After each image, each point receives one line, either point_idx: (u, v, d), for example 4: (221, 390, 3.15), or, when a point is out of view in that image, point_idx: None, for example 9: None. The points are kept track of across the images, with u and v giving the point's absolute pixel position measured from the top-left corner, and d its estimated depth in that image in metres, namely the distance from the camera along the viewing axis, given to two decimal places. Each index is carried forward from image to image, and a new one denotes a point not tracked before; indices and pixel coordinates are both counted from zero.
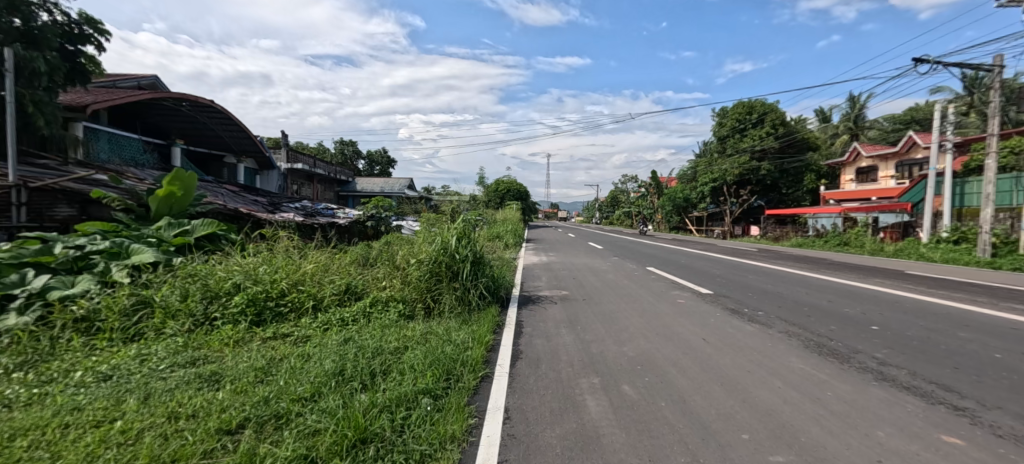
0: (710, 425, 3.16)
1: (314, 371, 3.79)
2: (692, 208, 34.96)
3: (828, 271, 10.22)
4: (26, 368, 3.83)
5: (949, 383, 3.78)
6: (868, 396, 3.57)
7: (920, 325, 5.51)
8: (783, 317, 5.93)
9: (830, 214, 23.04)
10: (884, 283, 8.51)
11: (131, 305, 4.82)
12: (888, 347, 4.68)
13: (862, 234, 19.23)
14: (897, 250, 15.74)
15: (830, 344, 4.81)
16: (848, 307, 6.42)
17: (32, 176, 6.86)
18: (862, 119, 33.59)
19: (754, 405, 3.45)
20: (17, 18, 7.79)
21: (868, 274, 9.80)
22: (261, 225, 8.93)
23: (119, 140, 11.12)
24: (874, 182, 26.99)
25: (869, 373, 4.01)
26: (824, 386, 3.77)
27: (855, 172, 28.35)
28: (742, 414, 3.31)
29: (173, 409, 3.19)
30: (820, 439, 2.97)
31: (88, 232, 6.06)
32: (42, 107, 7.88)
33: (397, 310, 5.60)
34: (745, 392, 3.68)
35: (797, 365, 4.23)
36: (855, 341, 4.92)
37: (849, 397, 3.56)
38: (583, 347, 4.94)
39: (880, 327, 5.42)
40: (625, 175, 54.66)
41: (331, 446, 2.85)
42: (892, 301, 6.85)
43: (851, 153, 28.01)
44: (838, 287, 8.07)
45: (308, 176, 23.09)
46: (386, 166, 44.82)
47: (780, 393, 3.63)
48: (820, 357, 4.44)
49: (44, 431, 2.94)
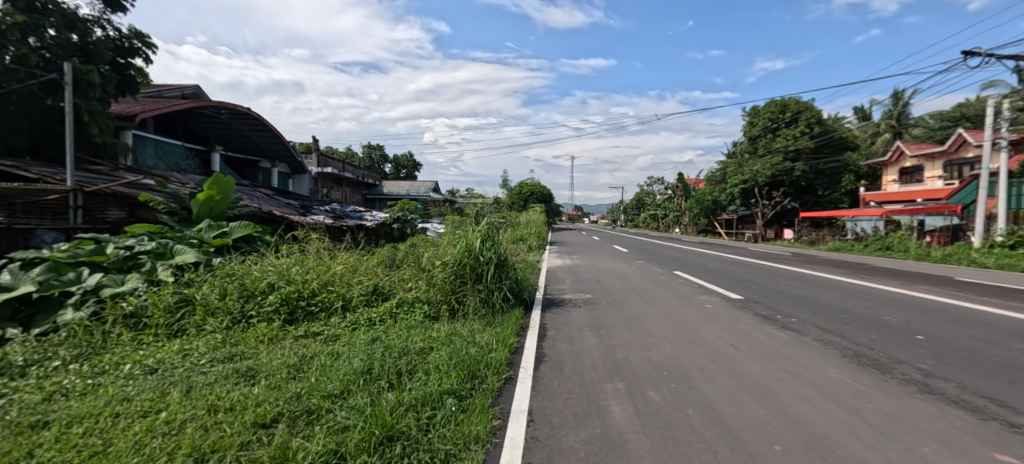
0: (740, 435, 3.16)
1: (342, 369, 3.96)
2: (721, 211, 34.39)
3: (869, 277, 9.90)
4: (82, 360, 4.11)
5: (1003, 398, 3.67)
6: (912, 409, 3.50)
7: (970, 334, 5.35)
8: (818, 325, 5.83)
9: (871, 217, 22.26)
10: (929, 290, 8.21)
11: (174, 302, 5.08)
12: (934, 358, 4.58)
13: (906, 237, 18.51)
14: (945, 256, 15.07)
15: (870, 354, 4.72)
16: (889, 315, 6.28)
17: (87, 181, 7.27)
18: (905, 115, 32.63)
19: (786, 415, 3.44)
20: (74, 34, 8.34)
21: (913, 281, 9.44)
22: (293, 227, 9.29)
23: (164, 146, 11.66)
24: (919, 184, 25.86)
25: (914, 385, 3.93)
26: (862, 397, 3.72)
27: (898, 172, 27.29)
28: (773, 425, 3.30)
29: (212, 402, 3.40)
30: (857, 453, 2.94)
31: (136, 233, 6.40)
32: (96, 117, 8.32)
33: (423, 311, 5.76)
34: (777, 402, 3.67)
35: (834, 375, 4.17)
36: (898, 350, 4.82)
37: (890, 410, 3.50)
38: (607, 351, 5.00)
39: (926, 337, 5.28)
40: (650, 177, 54.08)
41: (359, 443, 2.98)
42: (938, 309, 6.65)
43: (894, 153, 26.96)
44: (878, 294, 7.81)
45: (338, 181, 23.78)
46: (412, 169, 45.76)
47: (814, 404, 3.60)
48: (858, 368, 4.37)
49: (97, 419, 3.16)
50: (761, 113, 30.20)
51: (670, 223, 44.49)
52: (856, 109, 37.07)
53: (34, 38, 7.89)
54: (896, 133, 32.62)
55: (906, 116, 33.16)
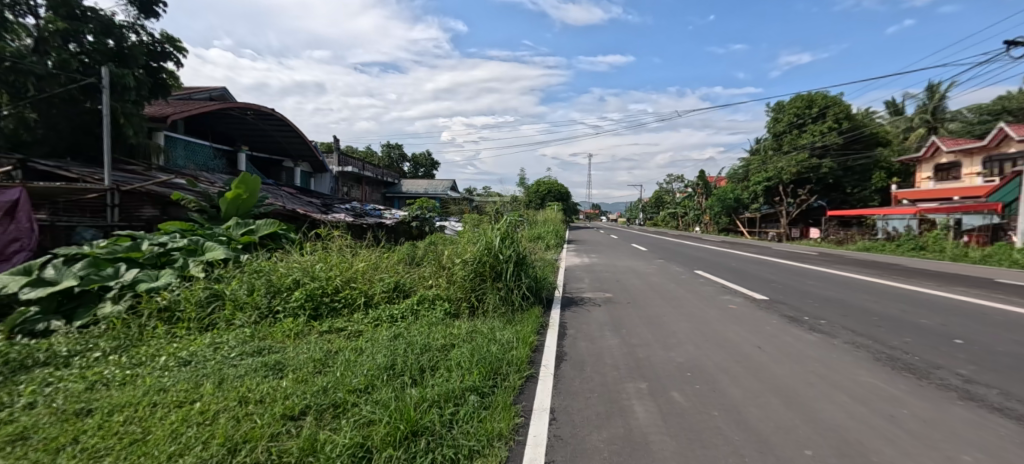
0: (769, 438, 3.14)
1: (366, 364, 4.04)
2: (743, 209, 33.85)
3: (901, 278, 9.66)
4: (120, 351, 4.27)
5: None
6: (950, 416, 3.42)
7: (1011, 339, 5.20)
8: (848, 327, 5.73)
9: (904, 215, 21.65)
10: (966, 292, 7.97)
11: (205, 297, 5.24)
12: (974, 364, 4.46)
13: (942, 237, 17.93)
14: (984, 257, 14.59)
15: (905, 358, 4.62)
16: (925, 318, 6.13)
17: (123, 180, 7.54)
18: (941, 109, 31.99)
19: (816, 419, 3.40)
20: (111, 40, 8.63)
21: (949, 283, 9.18)
22: (316, 225, 9.51)
23: (194, 146, 11.97)
24: (956, 181, 24.93)
25: (953, 391, 3.84)
26: (897, 403, 3.65)
27: (933, 170, 26.36)
28: (802, 428, 3.26)
29: (243, 394, 3.51)
30: (892, 459, 2.89)
31: (169, 230, 6.61)
32: (132, 119, 8.60)
33: (443, 308, 5.83)
34: (806, 405, 3.62)
35: (865, 379, 4.10)
36: (935, 355, 4.70)
37: (927, 416, 3.42)
38: (628, 350, 4.99)
39: (965, 341, 5.14)
40: (670, 175, 53.50)
41: (384, 437, 3.04)
42: (977, 312, 6.46)
43: (929, 149, 26.02)
44: (912, 296, 7.62)
45: (357, 179, 24.12)
46: (430, 168, 46.11)
47: (846, 409, 3.55)
48: (893, 372, 4.28)
49: (135, 408, 3.29)
50: (786, 108, 29.63)
51: (690, 222, 43.94)
52: (888, 103, 36.05)
53: (74, 44, 8.29)
54: (931, 127, 32.08)
55: (942, 110, 32.21)
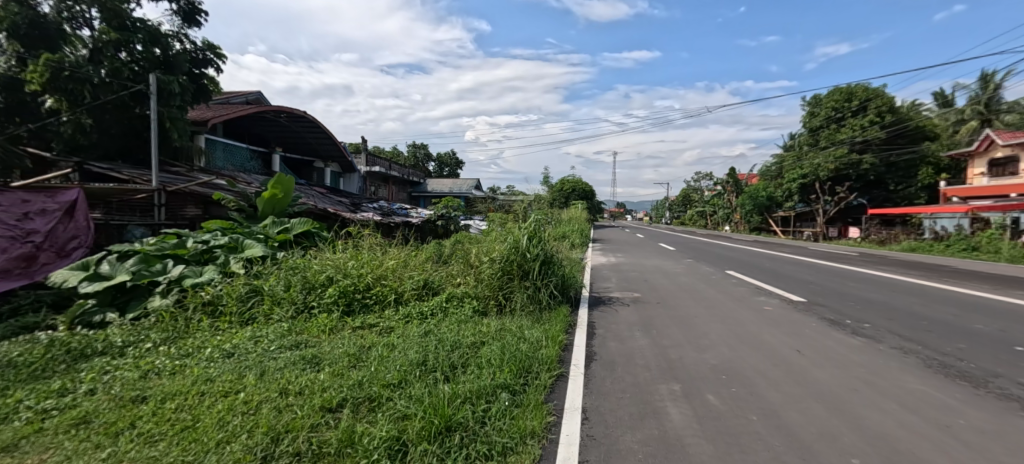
0: (812, 446, 3.07)
1: (399, 360, 4.12)
2: (776, 207, 32.99)
3: (953, 280, 9.25)
4: (168, 342, 4.48)
5: None
6: (1009, 427, 3.28)
7: None
8: (895, 332, 5.54)
9: (954, 214, 20.76)
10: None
11: (245, 292, 5.43)
12: None
13: (997, 237, 17.09)
14: None
15: (960, 365, 4.44)
16: (980, 323, 5.86)
17: (169, 181, 7.89)
18: (995, 101, 30.29)
19: (862, 426, 3.31)
20: (157, 48, 9.01)
21: (1005, 286, 8.74)
22: (346, 224, 9.73)
23: (232, 148, 12.39)
24: (1012, 177, 23.37)
25: (1012, 401, 3.68)
26: (951, 412, 3.51)
27: (987, 165, 24.72)
28: (849, 436, 3.18)
29: (284, 385, 3.63)
30: None
31: (211, 229, 6.87)
32: (177, 123, 8.97)
33: (471, 305, 5.90)
34: (852, 412, 3.52)
35: (915, 387, 3.96)
36: (993, 362, 4.51)
37: (984, 427, 3.29)
38: (660, 351, 4.95)
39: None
40: (699, 173, 52.50)
41: (419, 431, 3.10)
42: None
43: (983, 142, 24.37)
44: (963, 300, 7.30)
45: (384, 179, 24.48)
46: (455, 168, 46.47)
47: (896, 417, 3.44)
48: (947, 380, 4.11)
49: (185, 396, 3.45)
50: (824, 102, 28.67)
51: (719, 221, 43.05)
52: (937, 94, 34.40)
53: (126, 53, 8.71)
54: (984, 120, 30.26)
55: (997, 101, 30.51)
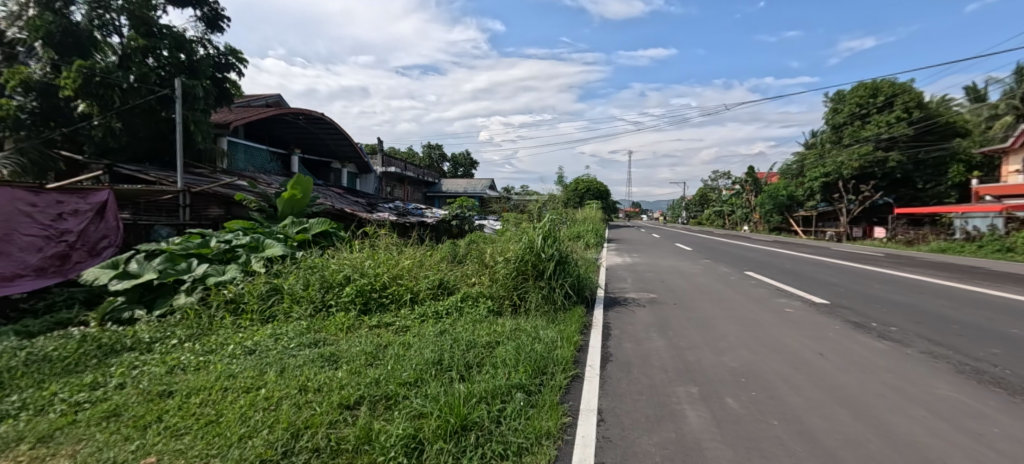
0: (836, 453, 3.04)
1: (415, 359, 4.18)
2: (797, 206, 32.44)
3: (985, 283, 9.00)
4: (193, 339, 4.61)
5: None
6: None
7: None
8: (923, 336, 5.43)
9: (987, 214, 19.88)
10: None
11: (266, 291, 5.56)
12: None
13: None
14: None
15: (992, 371, 4.35)
16: (1014, 328, 5.72)
17: (193, 183, 8.11)
18: None
19: (887, 433, 3.26)
20: (182, 53, 9.25)
21: None
22: (363, 224, 9.86)
23: (252, 150, 12.65)
24: None
25: None
26: (981, 419, 3.45)
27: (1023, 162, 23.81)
28: (873, 443, 3.14)
29: (303, 382, 3.72)
30: None
31: (233, 228, 7.03)
32: (201, 126, 9.20)
33: (486, 305, 5.95)
34: (877, 419, 3.48)
35: (943, 393, 3.89)
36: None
37: (1018, 436, 3.22)
38: (676, 352, 4.93)
39: None
40: (717, 172, 51.88)
41: (435, 430, 3.15)
42: None
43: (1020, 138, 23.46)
44: (996, 303, 7.12)
45: (400, 179, 24.70)
46: (470, 168, 46.66)
47: (924, 424, 3.38)
48: (978, 386, 4.03)
49: (209, 392, 3.55)
50: (848, 98, 28.08)
51: (738, 220, 42.50)
52: (968, 89, 33.39)
53: (153, 59, 8.98)
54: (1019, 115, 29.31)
55: None
